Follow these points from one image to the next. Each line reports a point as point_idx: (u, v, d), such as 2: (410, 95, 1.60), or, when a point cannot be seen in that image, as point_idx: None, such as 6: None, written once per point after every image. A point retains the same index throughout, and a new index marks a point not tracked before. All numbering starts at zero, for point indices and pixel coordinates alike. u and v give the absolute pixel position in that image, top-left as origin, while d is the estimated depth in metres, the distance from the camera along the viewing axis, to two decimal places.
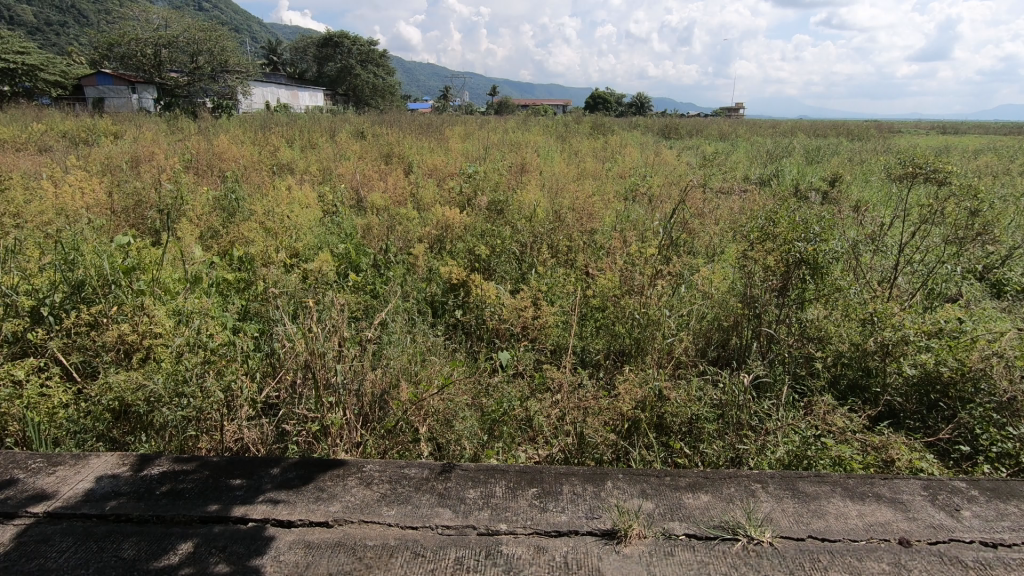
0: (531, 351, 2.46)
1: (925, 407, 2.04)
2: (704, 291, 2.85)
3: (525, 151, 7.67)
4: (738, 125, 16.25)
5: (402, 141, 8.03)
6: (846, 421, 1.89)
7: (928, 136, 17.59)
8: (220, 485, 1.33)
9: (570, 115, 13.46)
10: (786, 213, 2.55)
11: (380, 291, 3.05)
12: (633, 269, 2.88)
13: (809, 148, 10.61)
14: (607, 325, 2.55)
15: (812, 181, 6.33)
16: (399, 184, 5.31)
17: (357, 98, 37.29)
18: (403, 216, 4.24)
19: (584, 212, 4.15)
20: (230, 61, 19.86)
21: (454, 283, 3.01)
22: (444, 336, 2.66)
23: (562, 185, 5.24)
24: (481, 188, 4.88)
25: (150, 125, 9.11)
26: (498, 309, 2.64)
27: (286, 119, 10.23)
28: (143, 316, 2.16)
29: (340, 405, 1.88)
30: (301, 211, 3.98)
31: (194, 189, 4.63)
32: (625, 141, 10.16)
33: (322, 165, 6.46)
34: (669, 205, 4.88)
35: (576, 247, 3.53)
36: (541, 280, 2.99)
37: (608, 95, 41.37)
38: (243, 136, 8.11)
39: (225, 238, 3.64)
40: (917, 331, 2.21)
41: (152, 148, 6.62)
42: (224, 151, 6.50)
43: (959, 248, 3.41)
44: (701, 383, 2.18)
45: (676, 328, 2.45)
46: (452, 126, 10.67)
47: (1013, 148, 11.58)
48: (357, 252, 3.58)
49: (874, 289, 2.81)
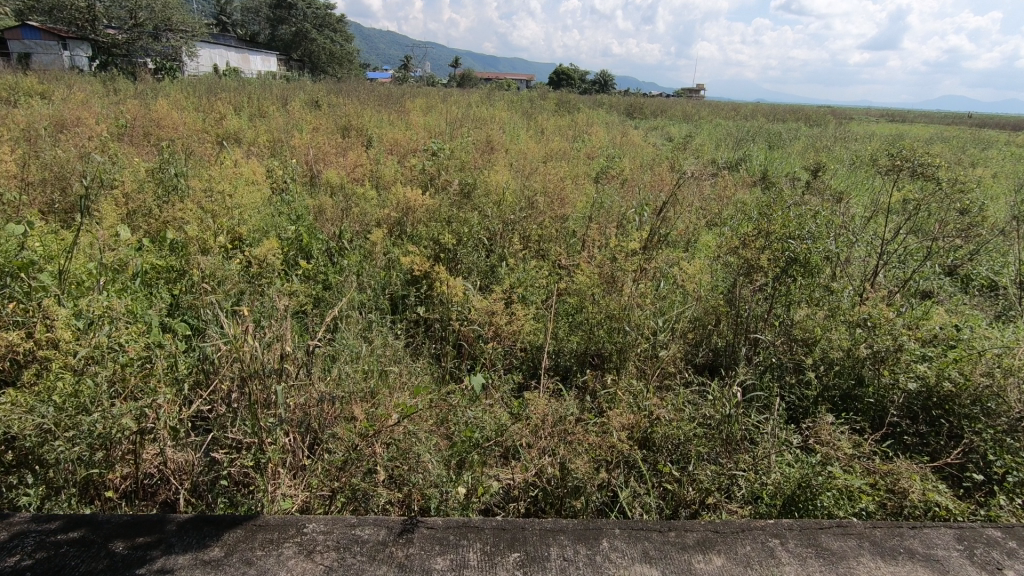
0: (502, 355, 2.24)
1: (926, 424, 1.92)
2: (686, 288, 2.69)
3: (489, 128, 7.35)
4: (702, 107, 16.23)
5: (360, 112, 7.59)
6: (848, 441, 1.74)
7: (880, 123, 18.06)
8: (122, 557, 1.08)
9: (537, 91, 13.15)
10: (779, 207, 2.39)
11: (334, 285, 2.79)
12: (613, 263, 2.69)
13: (772, 132, 10.61)
14: (583, 326, 2.36)
15: (781, 171, 6.30)
16: (357, 160, 4.95)
17: (312, 64, 35.64)
18: (362, 198, 3.92)
19: (555, 197, 3.92)
20: (174, 18, 18.49)
21: (417, 275, 2.75)
22: (405, 338, 2.42)
23: (531, 165, 4.98)
24: (445, 167, 4.59)
25: (83, 85, 8.34)
26: (467, 309, 2.40)
27: (235, 84, 9.55)
28: (40, 319, 1.82)
29: (282, 428, 1.64)
30: (247, 188, 3.61)
31: (124, 160, 4.16)
32: (593, 120, 9.94)
33: (271, 136, 5.99)
34: (641, 188, 4.72)
35: (548, 235, 3.31)
36: (512, 273, 2.76)
37: (571, 71, 40.96)
38: (185, 100, 7.49)
39: (158, 217, 3.25)
40: (914, 339, 2.09)
41: (81, 112, 6.02)
42: (163, 117, 5.95)
43: (936, 243, 3.35)
44: (688, 395, 2.02)
45: (660, 332, 2.28)
46: (414, 97, 10.21)
47: (960, 137, 11.89)
48: (308, 236, 3.27)
49: (860, 287, 2.69)
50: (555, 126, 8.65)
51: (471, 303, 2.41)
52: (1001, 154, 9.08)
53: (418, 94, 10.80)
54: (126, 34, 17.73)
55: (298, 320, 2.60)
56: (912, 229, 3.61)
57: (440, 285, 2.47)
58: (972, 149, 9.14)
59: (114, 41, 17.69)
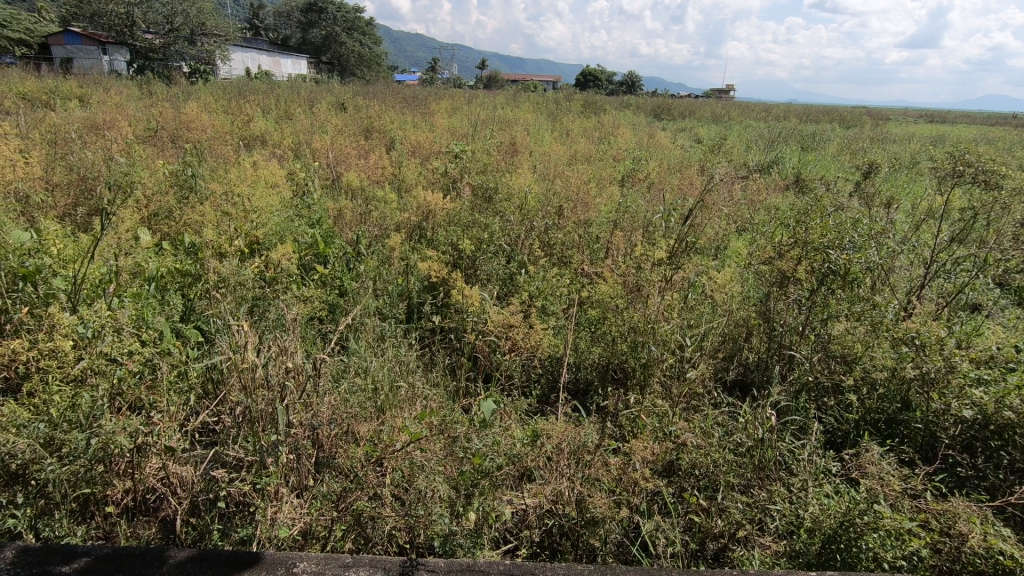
0: (519, 369, 2.15)
1: (985, 458, 1.73)
2: (715, 298, 2.56)
3: (514, 129, 7.28)
4: (732, 107, 15.88)
5: (384, 114, 7.59)
6: (894, 474, 1.59)
7: (919, 124, 17.45)
8: None
9: (564, 92, 13.03)
10: (819, 215, 2.25)
11: (350, 293, 2.74)
12: (638, 272, 2.57)
13: (805, 133, 10.29)
14: (605, 340, 2.26)
15: (815, 175, 6.07)
16: (378, 162, 4.92)
17: (341, 67, 36.16)
18: (381, 202, 3.88)
19: (579, 202, 3.81)
20: (208, 22, 18.89)
21: (434, 282, 2.67)
22: (419, 349, 2.35)
23: (555, 168, 4.87)
24: (467, 169, 4.52)
25: (119, 89, 8.55)
26: (483, 319, 2.32)
27: (263, 86, 9.68)
28: (46, 329, 1.80)
29: (286, 445, 1.58)
30: (266, 191, 3.60)
31: (150, 163, 4.21)
32: (619, 121, 9.79)
33: (296, 139, 6.01)
34: (668, 191, 4.58)
35: (570, 241, 3.21)
36: (532, 281, 2.67)
37: (597, 72, 40.81)
38: (214, 103, 7.60)
39: (177, 220, 3.25)
40: (967, 361, 1.92)
41: (113, 114, 6.14)
42: (192, 119, 6.03)
43: (986, 252, 3.14)
44: (716, 417, 1.90)
45: (687, 347, 2.16)
46: (439, 99, 10.20)
47: (1007, 139, 11.35)
48: (325, 241, 3.23)
49: (905, 300, 2.52)
50: (581, 127, 8.51)
51: (488, 314, 2.32)
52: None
53: (444, 96, 10.78)
54: (163, 38, 18.23)
55: (313, 329, 2.56)
56: (959, 237, 3.39)
57: (457, 294, 2.39)
58: (1020, 152, 8.70)
59: (151, 45, 18.19)
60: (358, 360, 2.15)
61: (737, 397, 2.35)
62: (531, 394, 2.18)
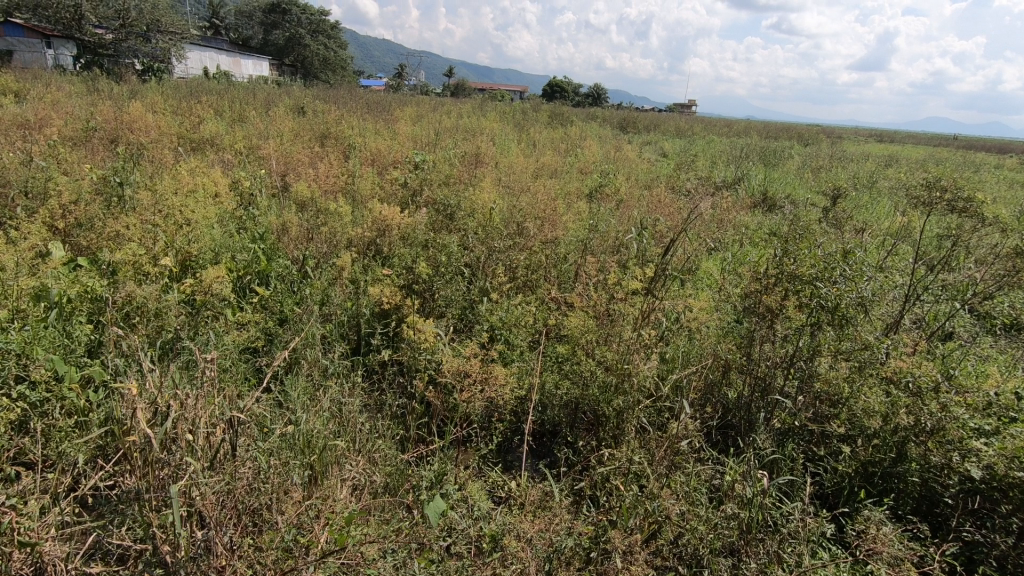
0: (478, 416, 1.90)
1: (993, 520, 1.57)
2: (692, 331, 2.37)
3: (480, 139, 7.08)
4: (694, 122, 16.15)
5: (345, 120, 7.29)
6: (902, 547, 1.41)
7: (869, 143, 18.17)
8: None
9: (530, 102, 12.94)
10: (809, 245, 2.08)
11: (291, 322, 2.45)
12: (610, 301, 2.36)
13: (767, 150, 10.42)
14: (576, 381, 2.03)
15: (780, 194, 6.07)
16: (332, 170, 4.62)
17: (305, 70, 35.43)
18: (333, 216, 3.58)
19: (545, 220, 3.60)
20: (162, 19, 17.94)
21: (386, 309, 2.40)
22: (366, 391, 2.08)
23: (521, 182, 4.66)
24: (429, 181, 4.28)
25: (57, 83, 7.97)
26: (439, 357, 2.06)
27: (217, 86, 9.21)
28: None
29: (190, 530, 1.29)
30: (203, 201, 3.25)
31: (74, 167, 3.77)
32: (586, 133, 9.73)
33: (247, 144, 5.64)
34: (637, 207, 4.44)
35: (537, 263, 2.99)
36: (495, 310, 2.43)
37: (564, 83, 41.18)
38: (161, 102, 7.14)
39: (97, 233, 2.82)
40: (965, 405, 1.76)
41: (43, 111, 5.64)
42: (133, 119, 5.59)
43: (959, 278, 3.07)
44: (698, 473, 1.70)
45: (665, 389, 1.96)
46: (403, 105, 9.92)
47: (953, 160, 11.83)
48: (266, 260, 2.91)
49: (887, 333, 2.40)
50: (547, 139, 8.34)
51: (447, 350, 2.06)
52: (993, 177, 8.97)
53: (407, 103, 10.49)
54: (114, 33, 17.36)
55: (246, 364, 2.25)
56: (930, 262, 3.33)
57: (410, 328, 2.13)
58: (967, 173, 9.02)
59: (100, 40, 17.31)
60: (292, 406, 1.86)
61: (717, 443, 2.16)
62: (492, 444, 1.94)
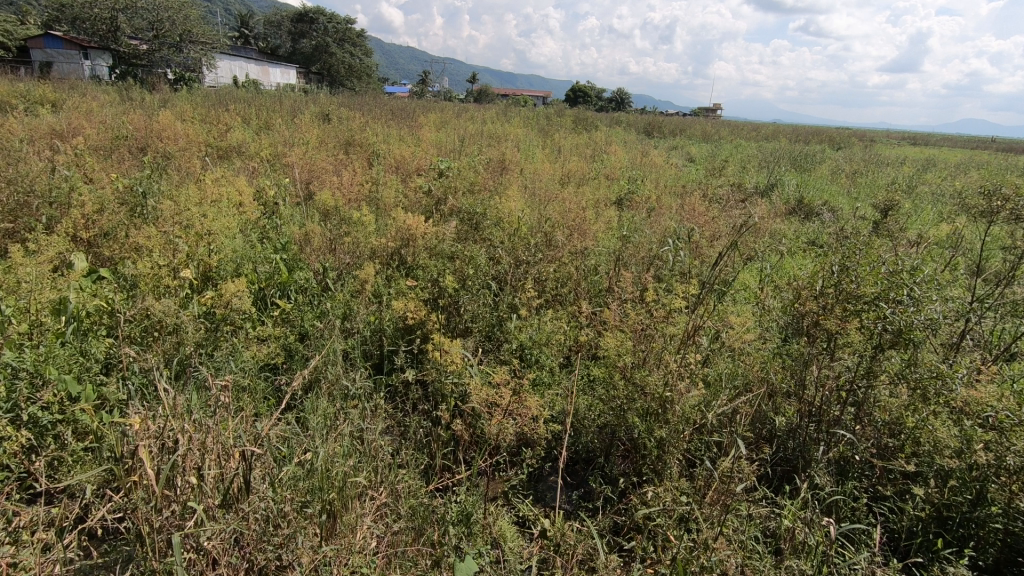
0: (505, 446, 1.78)
1: None
2: (736, 352, 2.20)
3: (504, 145, 6.97)
4: (722, 127, 15.81)
5: (370, 127, 7.26)
6: None
7: (905, 147, 17.56)
8: None
9: (555, 107, 12.82)
10: (867, 260, 1.91)
11: (312, 338, 2.36)
12: (648, 319, 2.20)
13: (799, 154, 10.12)
14: (613, 409, 1.88)
15: (816, 201, 5.82)
16: (356, 178, 4.56)
17: (331, 78, 35.90)
18: (356, 225, 3.50)
19: (574, 229, 3.47)
20: (193, 29, 18.31)
21: (410, 326, 2.29)
22: (388, 416, 1.97)
23: (548, 189, 4.53)
24: (453, 189, 4.17)
25: (92, 93, 8.13)
26: (465, 379, 1.94)
27: (246, 94, 9.30)
28: None
29: None
30: (226, 210, 3.19)
31: (101, 176, 3.77)
32: (612, 138, 9.56)
33: (272, 151, 5.63)
34: (668, 215, 4.27)
35: (567, 276, 2.85)
36: (524, 327, 2.30)
37: (586, 87, 41.02)
38: (191, 110, 7.21)
39: (119, 243, 2.78)
40: None
41: (76, 121, 5.72)
42: (162, 128, 5.64)
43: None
44: (750, 516, 1.54)
45: (709, 419, 1.80)
46: (427, 112, 9.89)
47: (997, 164, 11.32)
48: (288, 272, 2.83)
49: (953, 355, 2.19)
50: (572, 144, 8.20)
51: (475, 373, 1.94)
52: None
53: (431, 109, 10.48)
54: (147, 44, 17.75)
55: (266, 384, 2.16)
56: (990, 275, 3.09)
57: (435, 348, 2.01)
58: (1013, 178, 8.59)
59: (135, 51, 17.70)
60: (312, 433, 1.76)
61: (774, 486, 1.99)
62: (522, 475, 1.81)
